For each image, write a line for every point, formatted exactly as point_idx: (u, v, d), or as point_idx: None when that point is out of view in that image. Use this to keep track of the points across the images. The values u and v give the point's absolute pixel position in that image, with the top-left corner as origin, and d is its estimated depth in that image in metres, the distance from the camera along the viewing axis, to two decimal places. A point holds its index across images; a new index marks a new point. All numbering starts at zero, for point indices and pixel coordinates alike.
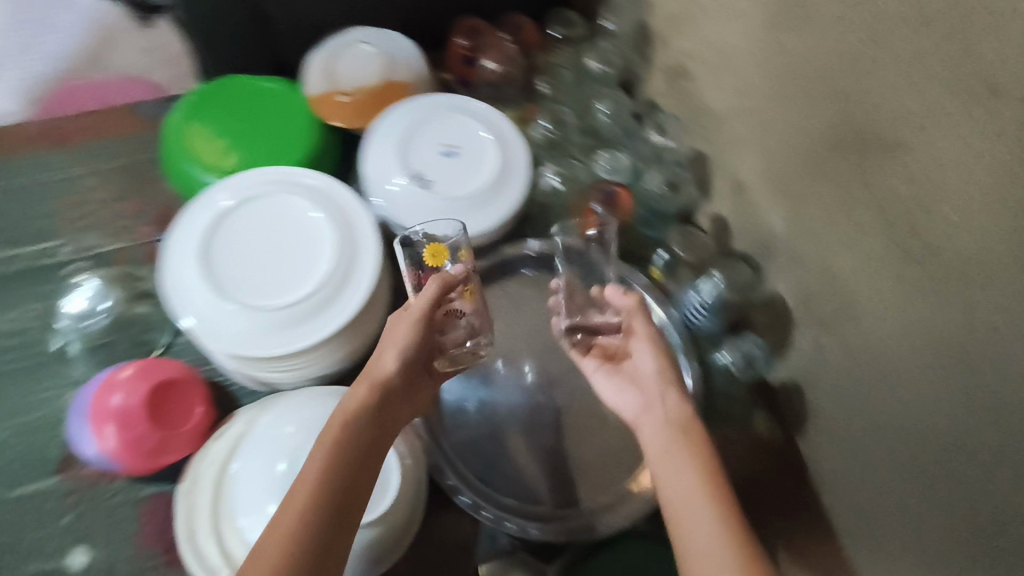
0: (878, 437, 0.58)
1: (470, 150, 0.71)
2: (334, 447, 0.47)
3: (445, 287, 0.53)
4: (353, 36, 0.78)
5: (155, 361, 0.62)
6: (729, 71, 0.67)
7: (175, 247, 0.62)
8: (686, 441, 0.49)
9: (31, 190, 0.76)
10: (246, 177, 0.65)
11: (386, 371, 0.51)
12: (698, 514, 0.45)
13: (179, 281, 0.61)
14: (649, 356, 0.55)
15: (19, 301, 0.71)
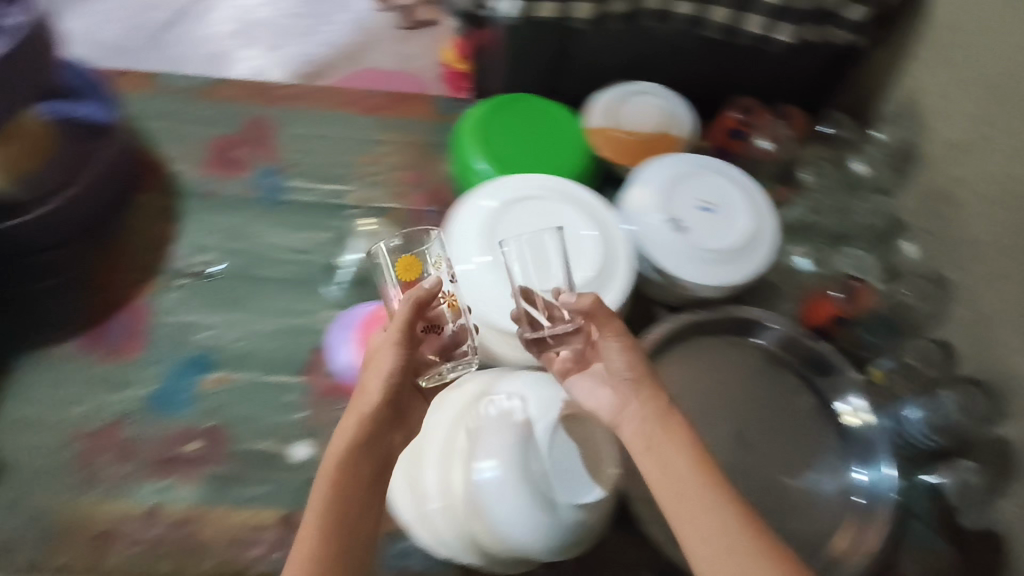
0: None
1: (726, 212, 0.76)
2: (336, 461, 0.50)
3: (417, 307, 0.55)
4: (643, 86, 0.86)
5: None
6: (1008, 207, 0.67)
7: (460, 220, 0.72)
8: (668, 438, 0.51)
9: (340, 141, 0.89)
10: (528, 180, 0.74)
11: (377, 385, 0.54)
12: (691, 507, 0.48)
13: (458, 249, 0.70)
14: (615, 347, 0.54)
15: (307, 225, 0.82)
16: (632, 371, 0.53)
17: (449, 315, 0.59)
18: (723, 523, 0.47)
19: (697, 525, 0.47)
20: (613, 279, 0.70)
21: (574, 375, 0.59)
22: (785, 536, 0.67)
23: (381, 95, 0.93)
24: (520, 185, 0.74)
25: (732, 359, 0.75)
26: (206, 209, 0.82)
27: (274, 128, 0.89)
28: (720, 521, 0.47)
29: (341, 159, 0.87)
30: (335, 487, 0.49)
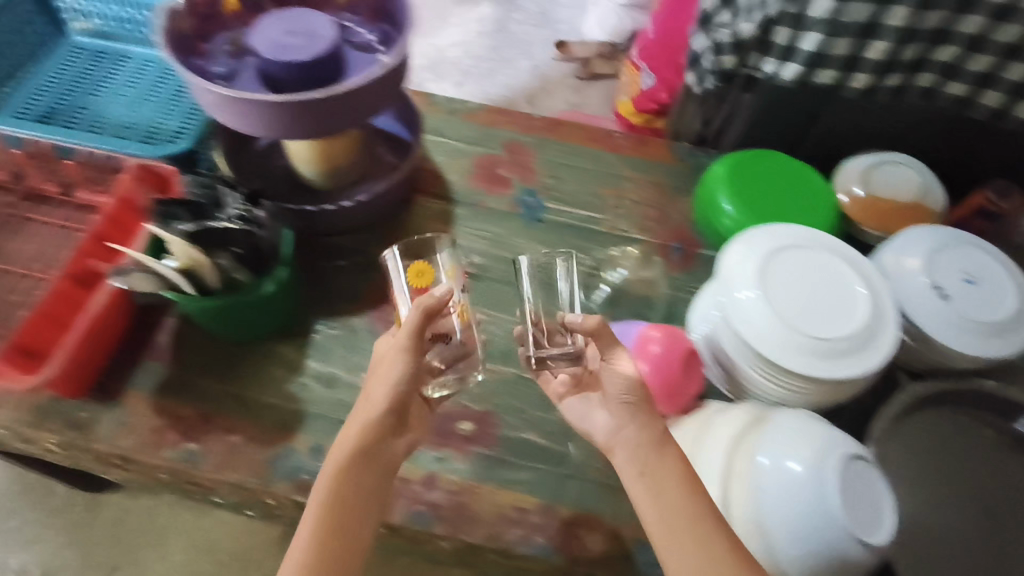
0: None
1: (989, 288, 0.77)
2: (356, 449, 0.61)
3: (428, 317, 0.64)
4: (898, 156, 0.89)
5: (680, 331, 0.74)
6: None
7: (734, 254, 0.77)
8: (658, 460, 0.62)
9: (591, 171, 0.96)
10: (800, 229, 0.78)
11: (396, 373, 0.63)
12: (687, 531, 0.58)
13: (734, 278, 0.75)
14: (626, 374, 0.65)
15: (562, 243, 0.89)
16: (641, 402, 0.65)
17: (458, 326, 0.69)
18: (699, 537, 0.58)
19: (682, 546, 0.57)
20: (883, 333, 0.72)
21: (585, 393, 0.70)
22: None
23: (625, 136, 1.01)
24: (792, 230, 0.78)
25: (983, 431, 0.77)
26: (473, 216, 0.91)
27: (531, 154, 0.98)
28: (700, 537, 0.57)
29: (590, 190, 0.94)
30: (361, 471, 0.60)
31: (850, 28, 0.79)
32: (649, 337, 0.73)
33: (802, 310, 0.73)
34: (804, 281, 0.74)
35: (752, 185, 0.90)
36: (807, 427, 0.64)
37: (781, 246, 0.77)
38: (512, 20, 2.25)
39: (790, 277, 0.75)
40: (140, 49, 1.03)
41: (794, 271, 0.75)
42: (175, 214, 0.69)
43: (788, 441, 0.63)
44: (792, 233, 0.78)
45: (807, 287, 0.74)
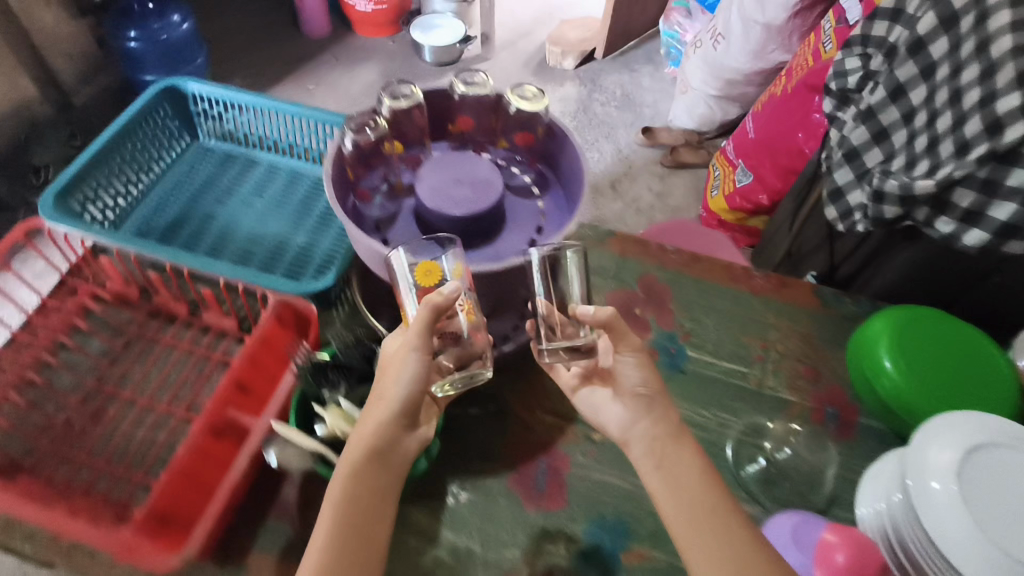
0: None
1: None
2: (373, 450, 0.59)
3: (434, 311, 0.59)
4: None
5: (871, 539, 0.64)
6: None
7: (934, 438, 0.68)
8: (672, 450, 0.65)
9: (734, 318, 0.89)
10: (1011, 426, 0.69)
11: (409, 368, 0.59)
12: (708, 519, 0.61)
13: (934, 469, 0.66)
14: (634, 369, 0.68)
15: (709, 403, 0.82)
16: (650, 393, 0.67)
17: (465, 325, 0.65)
18: (722, 526, 0.61)
19: (704, 529, 0.61)
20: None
21: (595, 385, 0.73)
22: None
23: (766, 276, 0.95)
24: (990, 421, 0.69)
25: None
26: None
27: (669, 292, 0.91)
28: (723, 525, 0.61)
29: (734, 337, 0.87)
30: (371, 470, 0.58)
31: None
32: (829, 543, 0.64)
33: (1012, 530, 0.63)
34: (1015, 493, 0.65)
35: (920, 349, 0.82)
36: None
37: (984, 439, 0.67)
38: (596, 103, 2.25)
39: (998, 484, 0.65)
40: (269, 156, 1.03)
41: (994, 472, 0.66)
42: (334, 375, 0.67)
43: None
44: (992, 423, 0.68)
45: (1009, 495, 0.65)
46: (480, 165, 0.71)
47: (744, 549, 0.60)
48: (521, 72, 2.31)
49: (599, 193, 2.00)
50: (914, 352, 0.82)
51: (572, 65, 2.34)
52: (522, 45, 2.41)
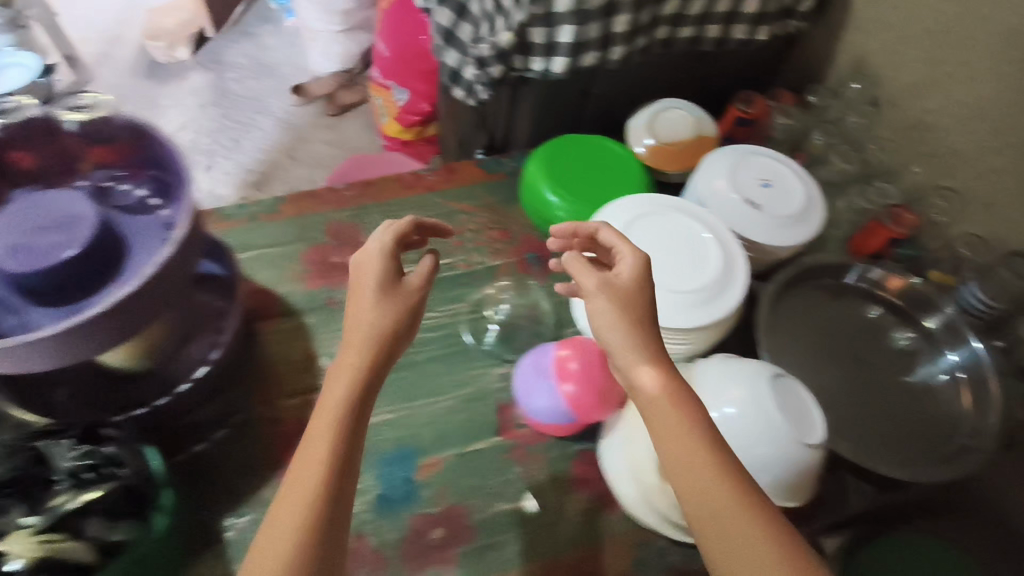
0: None
1: (779, 183, 0.91)
2: (331, 434, 0.50)
3: (402, 313, 0.57)
4: (667, 104, 0.99)
5: (590, 342, 0.75)
6: (981, 117, 0.89)
7: (596, 229, 0.82)
8: (668, 408, 0.52)
9: (423, 223, 0.94)
10: (630, 199, 0.85)
11: (377, 325, 0.56)
12: (667, 434, 0.51)
13: None
14: (620, 336, 0.56)
15: (433, 302, 0.86)
16: (650, 347, 0.55)
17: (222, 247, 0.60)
18: (713, 485, 0.48)
19: (710, 487, 0.48)
20: (732, 253, 0.81)
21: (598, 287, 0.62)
22: (937, 420, 0.81)
23: (434, 172, 1.00)
24: (608, 215, 0.83)
25: (816, 301, 0.90)
26: (331, 318, 0.83)
27: (357, 227, 0.92)
28: (712, 469, 0.49)
29: (429, 237, 0.93)
30: (305, 470, 0.48)
31: (595, 12, 0.86)
32: (566, 355, 0.74)
33: (666, 271, 0.79)
34: (668, 246, 0.81)
35: (572, 170, 0.95)
36: (725, 368, 0.70)
37: (614, 227, 0.82)
38: (232, 83, 2.07)
39: (656, 244, 0.81)
40: None
41: (639, 242, 0.81)
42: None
43: (716, 382, 0.69)
44: (612, 217, 0.83)
45: (657, 251, 0.80)
46: (58, 198, 0.62)
47: (728, 513, 0.47)
48: (133, 82, 2.02)
49: (281, 172, 1.90)
50: (567, 174, 0.94)
51: (188, 53, 2.10)
52: (120, 54, 2.09)
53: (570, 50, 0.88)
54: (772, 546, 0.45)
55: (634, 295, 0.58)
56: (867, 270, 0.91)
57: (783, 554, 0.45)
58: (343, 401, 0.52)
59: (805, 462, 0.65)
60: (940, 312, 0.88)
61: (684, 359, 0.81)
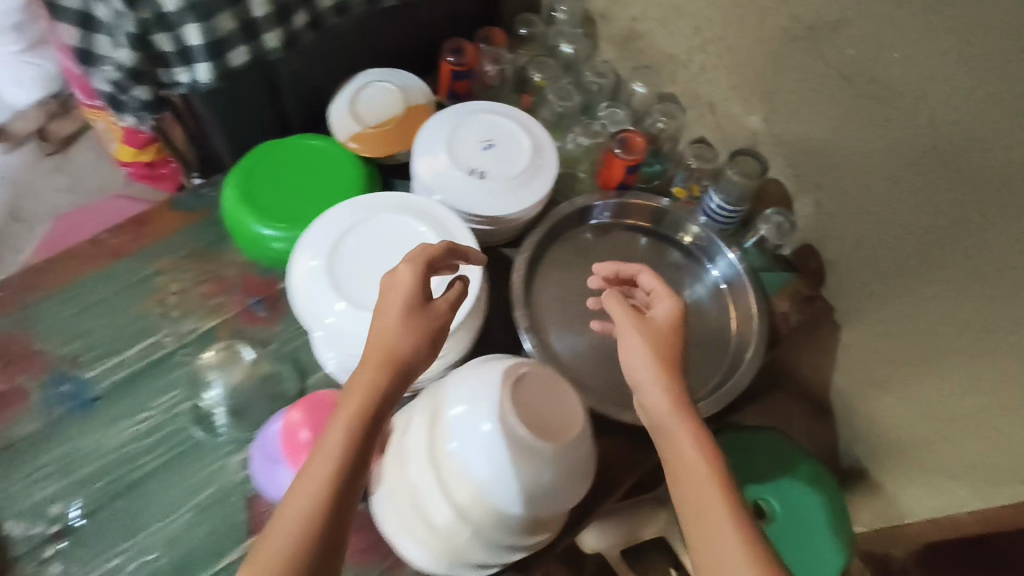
0: (877, 235, 0.82)
1: (503, 140, 0.83)
2: (346, 444, 0.51)
3: (429, 338, 0.57)
4: (367, 76, 0.86)
5: (319, 398, 0.66)
6: (680, 17, 0.87)
7: (301, 264, 0.69)
8: (672, 418, 0.55)
9: (112, 301, 0.76)
10: (337, 210, 0.72)
11: (401, 348, 0.55)
12: (674, 457, 0.54)
13: (309, 286, 0.68)
14: (647, 363, 0.57)
15: (145, 398, 0.71)
16: (660, 372, 0.57)
17: None
18: (709, 503, 0.50)
19: (709, 502, 0.50)
20: (456, 239, 0.72)
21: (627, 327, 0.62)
22: (704, 350, 0.83)
23: (114, 230, 0.81)
24: (303, 256, 0.69)
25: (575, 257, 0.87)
26: (14, 466, 0.66)
27: (26, 333, 0.73)
28: (706, 496, 0.51)
29: (127, 316, 0.76)
30: (300, 498, 0.49)
31: (219, 0, 0.69)
32: (295, 426, 0.64)
33: None
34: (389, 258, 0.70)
35: (285, 192, 0.82)
36: (469, 375, 0.62)
37: (314, 272, 0.68)
38: None
39: (376, 260, 0.70)
40: None
41: (348, 274, 0.69)
42: None
43: (459, 395, 0.61)
44: (308, 258, 0.69)
45: (372, 274, 0.69)
46: None
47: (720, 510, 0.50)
48: None
49: (8, 241, 1.25)
50: (279, 201, 0.81)
51: None
52: None
53: (209, 52, 0.72)
54: (743, 541, 0.48)
55: (670, 338, 0.59)
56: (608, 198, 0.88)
57: (746, 550, 0.48)
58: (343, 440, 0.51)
59: (569, 463, 0.60)
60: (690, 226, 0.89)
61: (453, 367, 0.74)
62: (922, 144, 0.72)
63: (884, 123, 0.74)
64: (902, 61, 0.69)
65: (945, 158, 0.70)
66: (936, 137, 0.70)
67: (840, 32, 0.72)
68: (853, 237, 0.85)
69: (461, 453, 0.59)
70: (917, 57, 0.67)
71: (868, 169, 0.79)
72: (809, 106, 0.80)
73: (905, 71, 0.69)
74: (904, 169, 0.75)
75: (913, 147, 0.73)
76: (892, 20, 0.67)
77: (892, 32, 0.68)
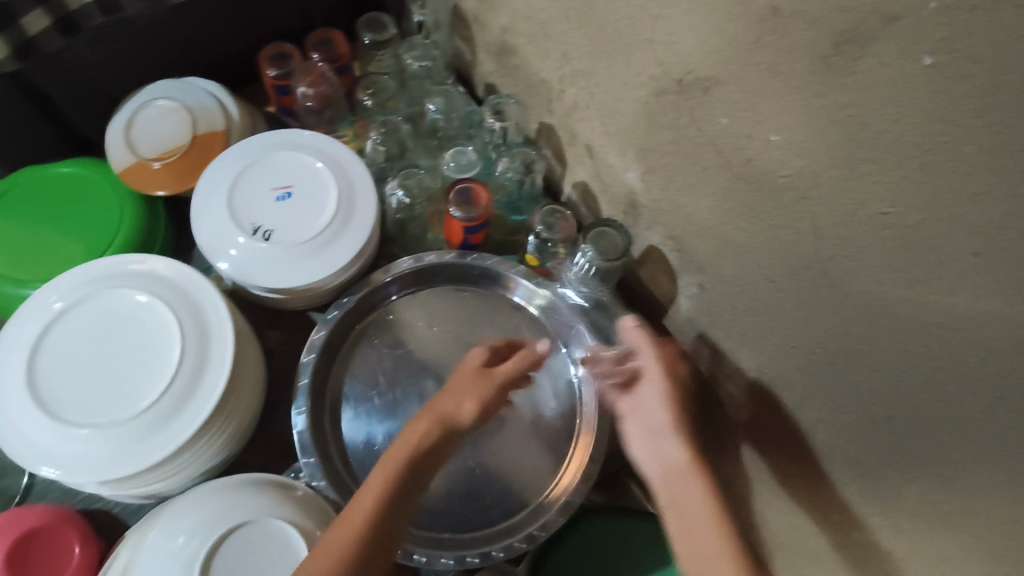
0: (762, 345, 0.65)
1: (305, 186, 0.68)
2: (386, 489, 0.53)
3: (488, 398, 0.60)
4: (150, 94, 0.72)
5: (11, 515, 0.56)
6: (548, 38, 0.68)
7: (8, 345, 0.59)
8: (668, 455, 0.55)
9: None
10: (72, 278, 0.62)
11: (460, 417, 0.58)
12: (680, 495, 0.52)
13: (6, 376, 0.57)
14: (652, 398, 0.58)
15: None
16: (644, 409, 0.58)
17: None
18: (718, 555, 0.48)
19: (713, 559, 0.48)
20: (211, 336, 0.60)
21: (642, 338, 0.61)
22: (531, 463, 0.68)
23: None
24: (48, 299, 0.61)
25: (394, 331, 0.72)
26: None
27: None
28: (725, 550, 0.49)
29: None
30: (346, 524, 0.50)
31: None
32: None
33: (105, 392, 0.57)
34: (113, 352, 0.59)
35: (37, 243, 0.69)
36: (189, 504, 0.55)
37: (45, 325, 0.59)
38: None
39: (97, 352, 0.59)
40: None
41: (80, 344, 0.59)
42: None
43: (168, 524, 0.54)
44: (52, 302, 0.61)
45: (105, 354, 0.59)
46: None
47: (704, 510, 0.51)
48: None
49: None
50: (28, 254, 0.68)
51: None
52: None
53: None
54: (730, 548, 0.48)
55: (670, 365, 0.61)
56: (432, 255, 0.72)
57: None
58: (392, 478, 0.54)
59: None
60: (542, 295, 0.73)
61: (195, 480, 0.61)
62: (805, 254, 0.54)
63: (766, 217, 0.56)
64: (778, 147, 0.51)
65: (833, 278, 0.52)
66: (817, 251, 0.53)
67: (708, 95, 0.54)
68: (738, 337, 0.68)
69: None
70: (796, 145, 0.49)
71: (748, 268, 0.61)
72: (683, 176, 0.62)
73: (789, 159, 0.50)
74: (785, 277, 0.58)
75: (796, 256, 0.55)
76: (762, 93, 0.49)
77: (764, 108, 0.50)
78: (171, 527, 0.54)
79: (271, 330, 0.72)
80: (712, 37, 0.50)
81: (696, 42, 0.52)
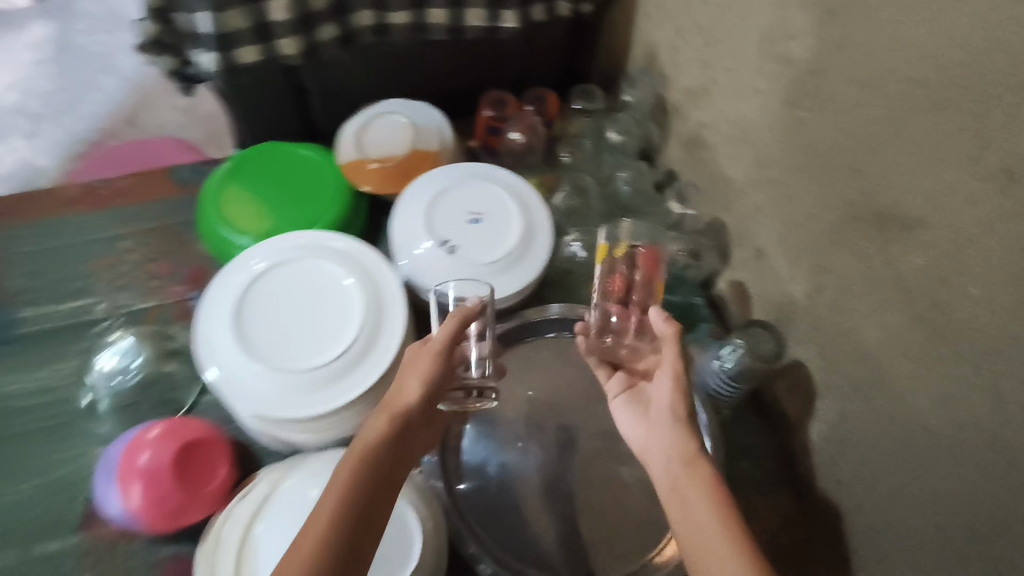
0: (897, 499, 0.62)
1: (494, 216, 0.75)
2: (355, 466, 0.50)
3: (463, 323, 0.59)
4: (386, 107, 0.83)
5: (182, 421, 0.64)
6: (747, 143, 0.73)
7: (221, 281, 0.68)
8: (689, 469, 0.54)
9: (69, 251, 0.80)
10: (285, 240, 0.71)
11: (406, 401, 0.56)
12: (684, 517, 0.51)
13: (213, 307, 0.67)
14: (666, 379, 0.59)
15: (54, 356, 0.73)
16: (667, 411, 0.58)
17: None
18: None
19: None
20: (383, 323, 0.67)
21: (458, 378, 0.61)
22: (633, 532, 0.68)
23: (112, 184, 0.85)
24: (257, 255, 0.70)
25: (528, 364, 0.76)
26: None
27: None
28: None
29: (76, 270, 0.79)
30: (338, 479, 0.50)
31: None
32: (141, 441, 0.62)
33: (287, 343, 0.65)
34: (300, 311, 0.67)
35: (267, 206, 0.80)
36: (327, 464, 0.61)
37: (254, 273, 0.68)
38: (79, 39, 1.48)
39: (286, 307, 0.67)
40: None
41: (274, 297, 0.67)
42: None
43: (305, 476, 0.60)
44: (254, 262, 0.69)
45: (291, 311, 0.67)
46: None
47: None
48: None
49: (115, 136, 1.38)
50: (256, 213, 0.80)
51: None
52: None
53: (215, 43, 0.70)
54: None
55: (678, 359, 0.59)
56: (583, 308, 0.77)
57: None
58: (374, 444, 0.52)
59: None
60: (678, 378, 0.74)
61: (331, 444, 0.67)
62: (977, 412, 0.53)
63: (940, 364, 0.55)
64: (975, 300, 0.51)
65: (1004, 445, 0.51)
66: (993, 413, 0.51)
67: (910, 233, 0.56)
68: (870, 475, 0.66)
69: (271, 534, 0.58)
70: (997, 301, 0.49)
71: (904, 409, 0.60)
72: (857, 300, 0.63)
73: (987, 314, 0.51)
74: (946, 429, 0.56)
75: (965, 410, 0.54)
76: (969, 246, 0.51)
77: (971, 259, 0.51)
78: (308, 479, 0.60)
79: (422, 333, 0.79)
80: (932, 181, 0.53)
81: (910, 182, 0.55)
